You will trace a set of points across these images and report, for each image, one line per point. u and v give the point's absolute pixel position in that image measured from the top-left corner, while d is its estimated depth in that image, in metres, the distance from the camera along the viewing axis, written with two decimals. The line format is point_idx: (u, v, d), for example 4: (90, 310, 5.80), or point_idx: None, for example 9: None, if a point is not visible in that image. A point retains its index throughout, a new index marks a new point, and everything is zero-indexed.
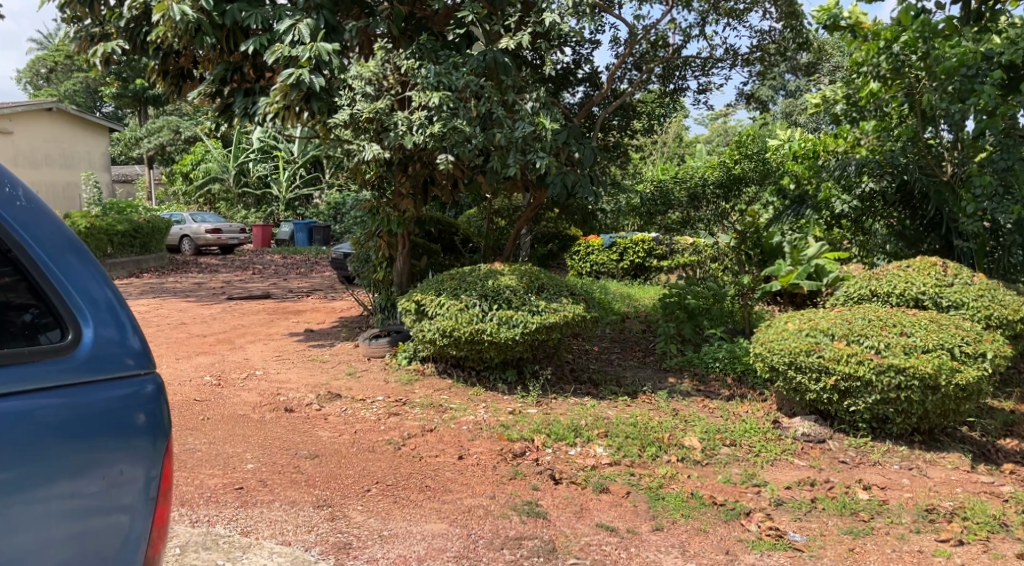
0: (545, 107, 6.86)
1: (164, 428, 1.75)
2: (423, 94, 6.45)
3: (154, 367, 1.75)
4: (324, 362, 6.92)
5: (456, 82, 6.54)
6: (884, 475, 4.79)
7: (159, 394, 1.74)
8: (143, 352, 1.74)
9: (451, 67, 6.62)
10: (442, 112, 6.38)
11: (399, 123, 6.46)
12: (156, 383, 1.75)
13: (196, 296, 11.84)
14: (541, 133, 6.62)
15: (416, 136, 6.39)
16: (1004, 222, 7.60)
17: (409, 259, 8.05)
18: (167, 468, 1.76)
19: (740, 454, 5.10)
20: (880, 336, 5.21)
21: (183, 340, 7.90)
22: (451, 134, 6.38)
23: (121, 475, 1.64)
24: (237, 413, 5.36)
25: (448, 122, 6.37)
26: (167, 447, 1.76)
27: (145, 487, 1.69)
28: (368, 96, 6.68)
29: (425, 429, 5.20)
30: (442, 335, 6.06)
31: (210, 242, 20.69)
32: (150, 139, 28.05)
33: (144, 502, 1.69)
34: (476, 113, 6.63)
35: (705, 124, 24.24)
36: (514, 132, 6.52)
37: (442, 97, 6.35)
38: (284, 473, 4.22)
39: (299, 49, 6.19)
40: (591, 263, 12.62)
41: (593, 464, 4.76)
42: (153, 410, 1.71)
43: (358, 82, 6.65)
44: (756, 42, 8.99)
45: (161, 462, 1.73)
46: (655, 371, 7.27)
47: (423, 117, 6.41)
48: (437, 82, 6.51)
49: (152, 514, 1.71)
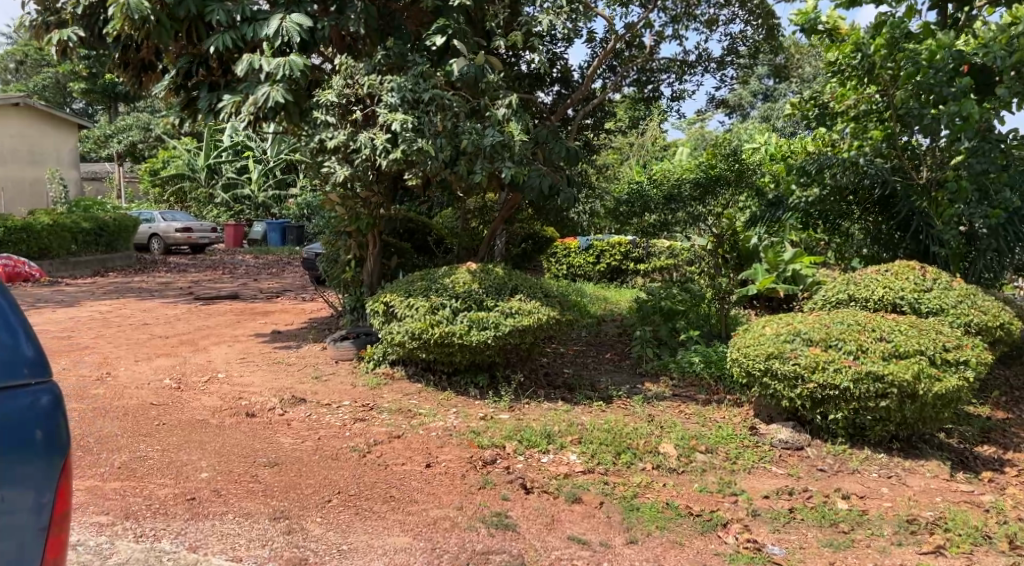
0: (517, 114, 6.61)
1: (64, 446, 1.70)
2: (387, 115, 6.19)
3: (52, 378, 1.70)
4: (289, 365, 6.68)
5: (423, 95, 6.36)
6: (863, 484, 4.68)
7: (57, 407, 1.69)
8: (40, 362, 1.69)
9: (420, 77, 6.46)
10: (405, 134, 6.08)
11: (364, 146, 6.19)
12: (53, 395, 1.69)
13: (162, 295, 11.52)
14: (511, 143, 6.39)
15: (381, 161, 6.14)
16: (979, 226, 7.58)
17: (380, 260, 7.85)
18: (67, 496, 1.71)
19: (717, 461, 4.97)
20: (857, 341, 5.09)
21: (144, 341, 7.62)
22: (416, 156, 6.11)
23: (6, 499, 1.59)
24: (195, 419, 5.12)
25: (411, 143, 6.08)
26: (65, 466, 1.71)
27: (37, 514, 1.65)
28: (331, 125, 6.45)
29: (391, 435, 5.00)
30: (411, 337, 5.86)
31: (180, 242, 20.28)
32: (120, 137, 27.54)
33: (35, 532, 1.64)
34: (442, 128, 6.43)
35: (682, 128, 24.28)
36: (484, 141, 6.33)
37: (406, 121, 6.08)
38: (239, 482, 4.01)
39: (271, 64, 6.02)
40: (568, 266, 12.51)
41: (566, 472, 4.60)
42: (50, 426, 1.66)
43: (320, 112, 6.40)
44: (729, 46, 8.86)
45: (56, 487, 1.68)
46: (631, 376, 7.13)
47: (386, 140, 6.14)
48: (401, 97, 6.30)
49: (43, 545, 1.66)
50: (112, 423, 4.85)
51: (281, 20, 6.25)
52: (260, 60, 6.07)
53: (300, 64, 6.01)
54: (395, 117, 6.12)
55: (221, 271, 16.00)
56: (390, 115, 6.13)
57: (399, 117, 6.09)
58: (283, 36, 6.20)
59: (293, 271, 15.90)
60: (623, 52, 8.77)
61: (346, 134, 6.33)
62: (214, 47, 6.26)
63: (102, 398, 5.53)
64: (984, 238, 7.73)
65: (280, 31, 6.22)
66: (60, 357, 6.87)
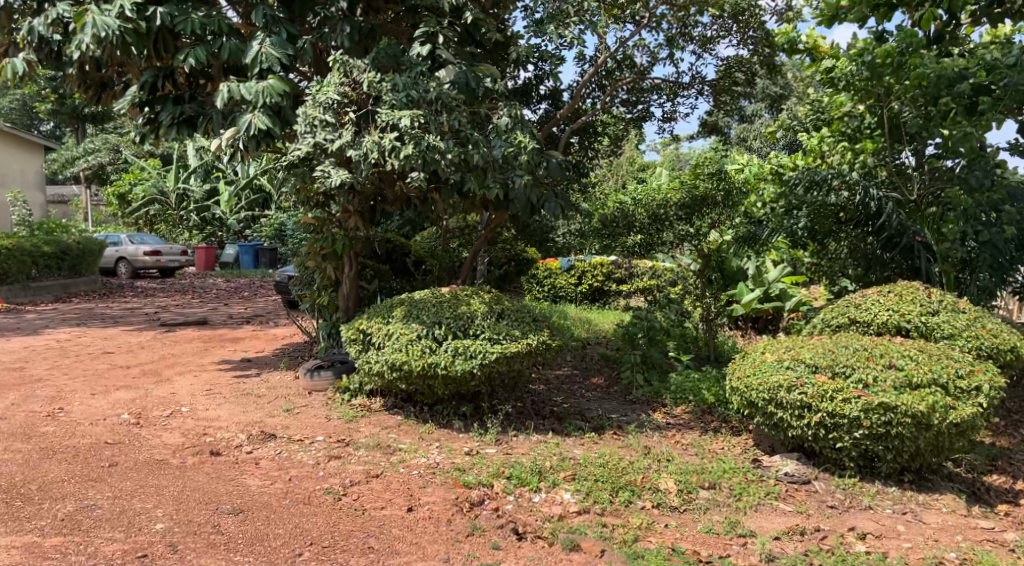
0: (519, 123, 6.47)
1: None
2: (391, 113, 5.79)
3: None
4: (260, 397, 6.24)
5: (426, 94, 6.01)
6: (877, 521, 4.38)
7: None
8: None
9: (417, 78, 6.10)
10: (412, 132, 5.72)
11: (370, 150, 5.67)
12: None
13: (126, 321, 11.02)
14: (522, 153, 6.20)
15: (388, 161, 5.66)
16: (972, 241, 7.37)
17: (356, 282, 7.49)
18: None
19: (721, 498, 4.63)
20: (866, 368, 4.84)
21: (104, 372, 7.12)
22: (428, 155, 5.75)
23: None
24: (153, 459, 4.68)
25: (420, 142, 5.72)
26: None
27: None
28: (330, 127, 5.90)
29: (369, 474, 4.60)
30: (391, 368, 5.49)
31: (149, 266, 19.72)
32: (89, 159, 26.98)
33: None
34: (447, 129, 6.07)
35: (661, 150, 24.30)
36: (495, 154, 6.12)
37: (413, 118, 5.72)
38: (198, 534, 3.57)
39: (249, 91, 5.83)
40: (549, 288, 12.21)
41: (559, 514, 4.25)
42: None
43: (318, 112, 5.87)
44: (722, 69, 8.70)
45: None
46: (622, 404, 6.79)
47: (393, 139, 5.69)
48: (406, 98, 5.93)
49: None
50: (58, 468, 4.38)
51: (260, 45, 6.04)
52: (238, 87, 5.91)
53: (276, 90, 5.82)
54: (400, 115, 5.75)
55: (190, 295, 15.49)
56: (395, 114, 5.75)
57: (405, 114, 5.72)
58: (264, 63, 5.96)
59: (264, 295, 15.40)
60: (614, 70, 8.53)
61: (348, 134, 5.82)
62: (188, 63, 5.93)
63: (51, 436, 5.06)
64: (977, 256, 7.54)
65: (260, 55, 5.99)
66: (10, 390, 6.37)
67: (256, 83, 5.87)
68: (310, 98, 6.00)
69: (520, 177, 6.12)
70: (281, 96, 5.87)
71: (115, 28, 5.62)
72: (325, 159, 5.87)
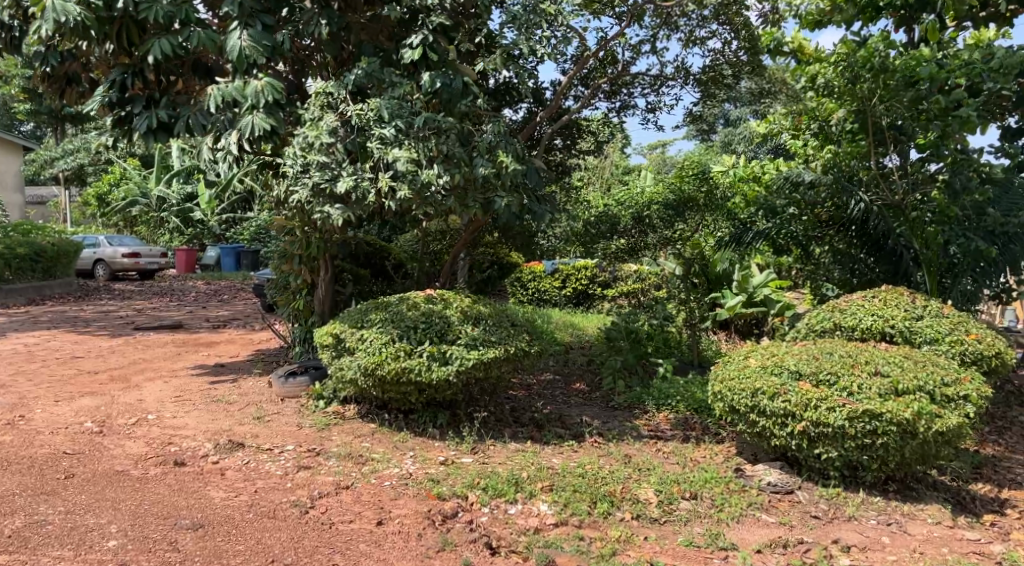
0: (505, 139, 6.20)
1: None
2: (385, 151, 5.76)
3: None
4: (230, 404, 6.06)
5: (413, 120, 5.91)
6: (861, 533, 4.27)
7: None
8: None
9: (401, 99, 6.01)
10: (408, 171, 5.71)
11: (367, 189, 5.75)
12: None
13: (100, 325, 10.78)
14: (504, 172, 6.00)
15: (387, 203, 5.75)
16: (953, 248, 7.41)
17: (332, 286, 7.34)
18: None
19: (702, 509, 4.50)
20: (851, 375, 4.73)
21: (70, 378, 6.90)
22: (421, 191, 5.80)
23: None
24: (113, 470, 4.49)
25: (415, 180, 5.73)
26: None
27: None
28: (325, 165, 5.82)
29: (339, 486, 4.43)
30: (364, 374, 5.32)
31: (127, 268, 19.43)
32: (67, 159, 26.59)
33: None
34: (436, 153, 5.92)
35: (646, 152, 24.29)
36: (477, 171, 5.95)
37: (408, 158, 5.70)
38: (152, 552, 3.40)
39: (248, 93, 5.71)
40: (532, 291, 12.10)
41: (535, 526, 4.11)
42: None
43: (314, 155, 5.77)
44: (707, 64, 8.55)
45: None
46: (603, 411, 6.67)
47: (389, 180, 5.72)
48: (395, 130, 5.84)
49: None
50: (10, 481, 4.19)
51: (240, 39, 5.84)
52: (231, 89, 5.77)
53: (277, 89, 5.74)
54: (395, 155, 5.71)
55: (168, 298, 15.25)
56: (390, 153, 5.71)
57: (400, 155, 5.69)
58: (247, 57, 5.81)
59: (244, 298, 15.18)
60: (596, 67, 8.44)
61: (345, 175, 5.75)
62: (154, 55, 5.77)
63: (8, 446, 4.86)
64: (960, 261, 7.48)
65: (242, 49, 5.81)
66: None
67: (252, 86, 5.73)
68: (302, 136, 5.84)
69: (501, 199, 6.04)
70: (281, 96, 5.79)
71: (75, 14, 5.51)
72: (322, 198, 5.83)
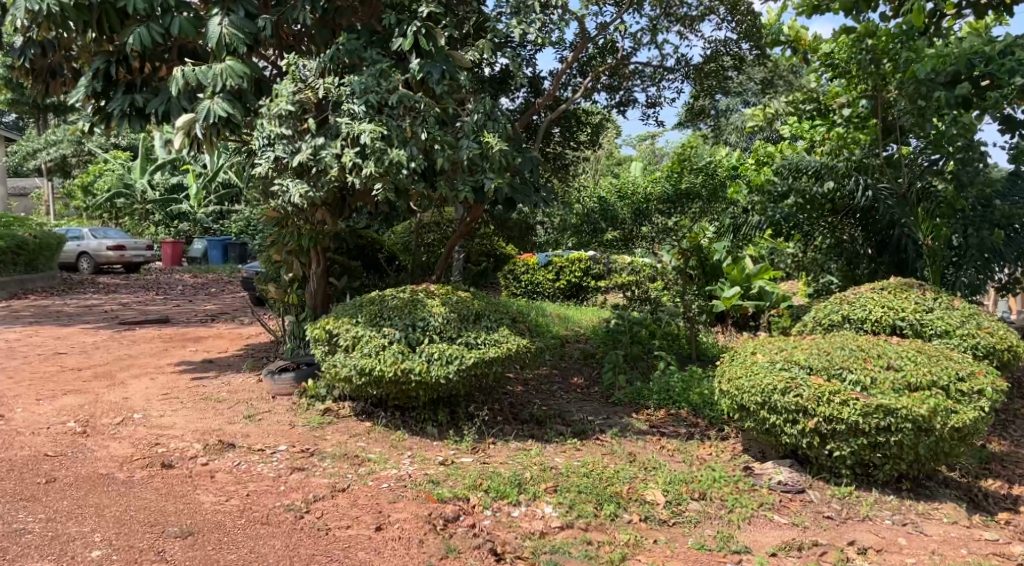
0: (491, 120, 5.95)
1: None
2: (352, 126, 5.51)
3: None
4: (219, 402, 5.85)
5: (388, 98, 5.68)
6: (877, 533, 4.13)
7: None
8: None
9: (380, 77, 5.75)
10: (374, 147, 5.40)
11: (330, 164, 5.48)
12: None
13: (83, 320, 10.51)
14: (489, 153, 5.76)
15: (352, 178, 5.48)
16: (953, 236, 7.23)
17: (324, 280, 7.13)
18: None
19: (712, 510, 4.34)
20: (865, 370, 4.59)
21: (52, 376, 6.65)
22: (390, 170, 5.46)
23: None
24: (97, 473, 4.28)
25: (382, 158, 5.41)
26: None
27: None
28: (287, 138, 5.65)
29: (334, 488, 4.24)
30: (359, 373, 5.12)
31: (112, 261, 19.09)
32: (49, 150, 26.09)
33: None
34: (409, 134, 5.69)
35: (637, 144, 24.14)
36: (460, 155, 5.72)
37: (374, 132, 5.40)
38: (138, 563, 3.21)
39: (208, 77, 5.49)
40: (525, 284, 11.90)
41: (540, 530, 3.94)
42: None
43: (274, 125, 5.60)
44: (708, 52, 8.37)
45: None
46: (603, 406, 6.50)
47: (354, 155, 5.43)
48: (365, 105, 5.61)
49: None
50: None
51: (221, 27, 5.64)
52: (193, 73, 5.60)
53: (237, 73, 5.49)
54: (361, 129, 5.45)
55: (154, 291, 14.95)
56: (356, 127, 5.46)
57: (366, 128, 5.42)
58: (227, 46, 5.61)
59: (232, 292, 14.92)
60: (595, 55, 8.25)
61: (306, 147, 5.55)
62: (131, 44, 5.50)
63: None
64: (966, 251, 7.23)
65: (222, 39, 5.61)
66: None
67: (213, 68, 5.53)
68: (265, 106, 5.70)
69: (491, 179, 5.70)
70: (243, 79, 5.54)
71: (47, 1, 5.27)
72: (282, 171, 5.65)
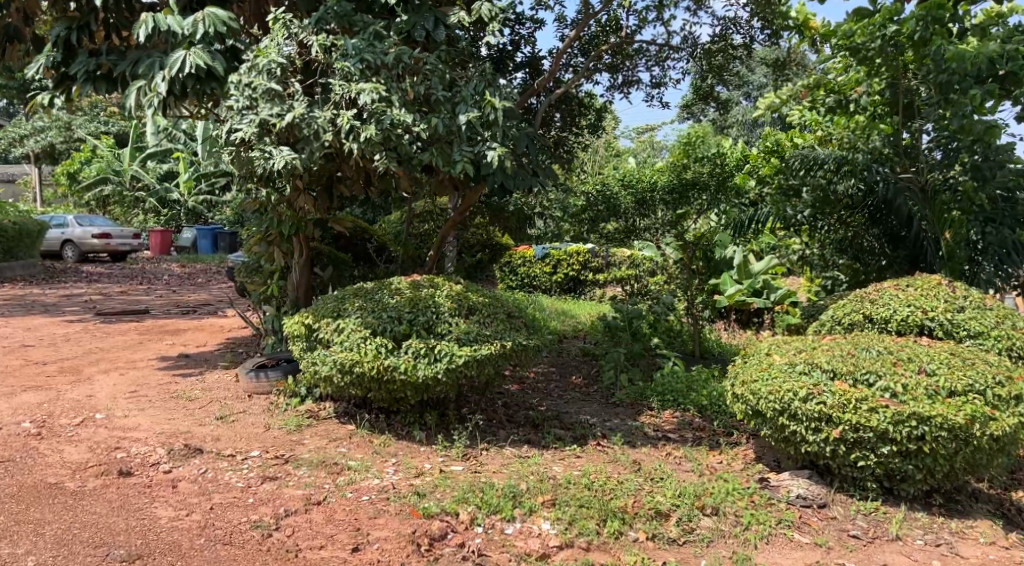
0: (493, 84, 5.63)
1: None
2: (347, 86, 5.07)
3: None
4: (191, 401, 5.43)
5: (384, 58, 5.29)
6: (909, 556, 3.72)
7: None
8: None
9: (373, 38, 5.38)
10: (374, 108, 5.00)
11: (323, 128, 4.97)
12: None
13: (60, 310, 10.05)
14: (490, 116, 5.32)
15: (349, 144, 4.97)
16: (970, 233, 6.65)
17: (308, 269, 6.70)
18: None
19: (726, 528, 3.93)
20: (895, 375, 4.18)
21: (14, 370, 6.22)
22: (390, 134, 5.05)
23: None
24: (43, 483, 3.84)
25: (382, 119, 5.00)
26: None
27: None
28: (276, 95, 5.05)
29: (309, 501, 3.82)
30: (340, 372, 4.69)
31: (97, 249, 18.59)
32: (36, 137, 25.48)
33: None
34: (412, 93, 5.37)
35: (636, 135, 23.81)
36: (458, 118, 5.33)
37: (374, 92, 5.00)
38: None
39: (187, 25, 4.94)
40: (523, 278, 11.53)
41: (538, 550, 3.52)
42: None
43: (261, 80, 5.01)
44: (718, 30, 7.91)
45: None
46: (603, 407, 6.10)
47: (350, 118, 4.94)
48: (360, 64, 5.20)
49: None
50: None
51: None
52: (164, 19, 4.98)
53: (222, 20, 4.96)
54: (358, 89, 5.02)
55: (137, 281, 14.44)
56: (353, 87, 5.02)
57: (365, 86, 5.01)
58: None
59: (219, 282, 14.48)
60: (597, 35, 7.84)
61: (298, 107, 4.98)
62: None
63: None
64: (986, 242, 6.59)
65: None
66: None
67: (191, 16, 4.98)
68: (249, 61, 5.14)
69: (492, 148, 5.23)
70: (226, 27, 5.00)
71: None
72: (265, 135, 5.02)
